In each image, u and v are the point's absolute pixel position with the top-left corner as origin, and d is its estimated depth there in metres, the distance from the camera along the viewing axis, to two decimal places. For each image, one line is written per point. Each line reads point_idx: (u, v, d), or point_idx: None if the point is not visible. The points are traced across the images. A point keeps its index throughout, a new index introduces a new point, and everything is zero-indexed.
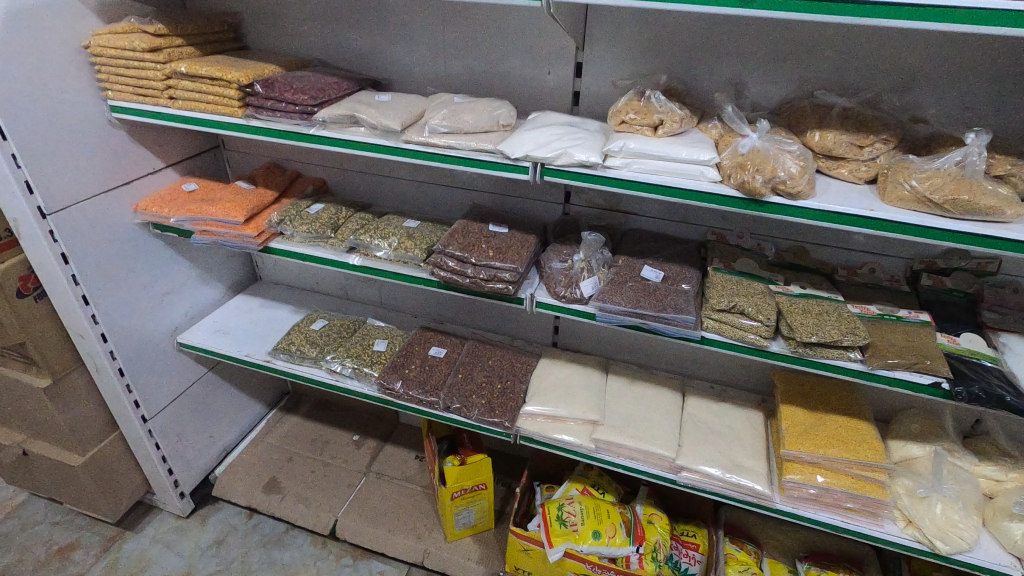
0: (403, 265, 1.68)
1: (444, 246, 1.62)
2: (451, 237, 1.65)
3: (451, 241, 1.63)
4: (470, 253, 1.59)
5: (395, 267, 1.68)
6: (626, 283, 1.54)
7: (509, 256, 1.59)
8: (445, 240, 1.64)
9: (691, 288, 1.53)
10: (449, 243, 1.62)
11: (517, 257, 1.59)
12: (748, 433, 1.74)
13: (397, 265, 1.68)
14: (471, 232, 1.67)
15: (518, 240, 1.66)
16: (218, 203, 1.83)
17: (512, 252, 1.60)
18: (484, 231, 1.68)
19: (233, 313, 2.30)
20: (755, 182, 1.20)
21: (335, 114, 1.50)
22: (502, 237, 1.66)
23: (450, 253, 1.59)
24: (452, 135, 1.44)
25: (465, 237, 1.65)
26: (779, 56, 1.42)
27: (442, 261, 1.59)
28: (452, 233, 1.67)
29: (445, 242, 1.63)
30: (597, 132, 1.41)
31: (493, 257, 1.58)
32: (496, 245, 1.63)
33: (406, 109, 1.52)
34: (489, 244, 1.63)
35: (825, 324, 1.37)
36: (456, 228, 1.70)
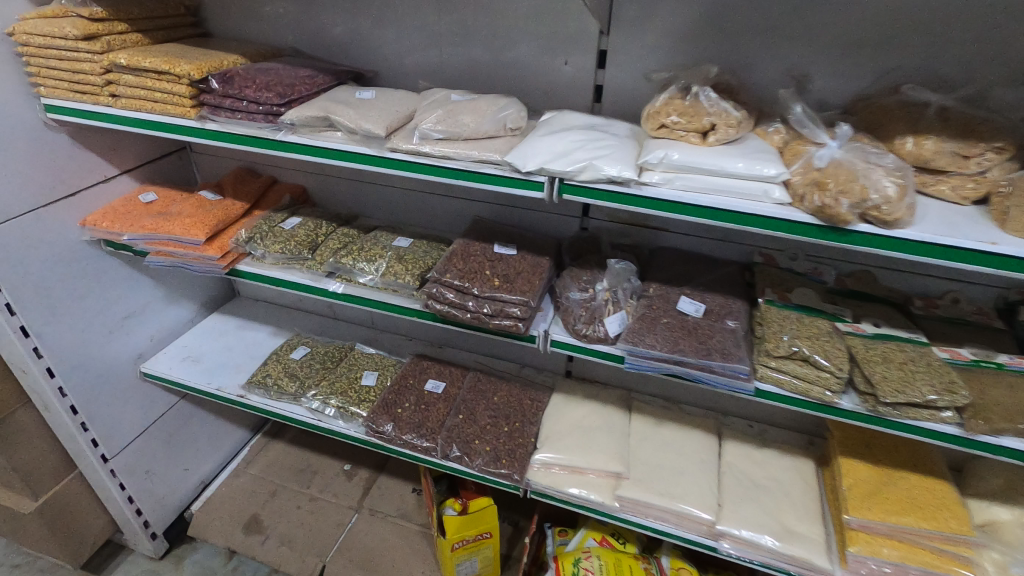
0: (392, 294, 1.42)
1: (441, 273, 1.35)
2: (448, 261, 1.38)
3: (449, 266, 1.37)
4: (471, 282, 1.32)
5: (384, 296, 1.42)
6: (660, 320, 1.27)
7: (519, 286, 1.32)
8: (441, 265, 1.37)
9: (739, 325, 1.26)
10: (446, 270, 1.35)
11: (528, 286, 1.32)
12: (799, 488, 1.48)
13: (385, 294, 1.42)
14: (473, 254, 1.40)
15: (528, 265, 1.39)
16: (176, 218, 1.57)
17: (522, 281, 1.34)
18: (489, 253, 1.41)
19: (205, 336, 2.04)
20: (839, 206, 0.92)
21: (306, 116, 1.23)
22: (509, 261, 1.39)
23: (448, 282, 1.33)
24: (448, 142, 1.16)
25: (465, 261, 1.38)
26: (856, 41, 1.13)
27: (438, 291, 1.33)
28: (449, 255, 1.41)
29: (442, 268, 1.36)
30: (627, 137, 1.14)
31: (499, 287, 1.31)
32: (503, 272, 1.36)
33: (392, 109, 1.25)
34: (495, 270, 1.36)
35: (912, 377, 1.10)
36: (455, 249, 1.43)
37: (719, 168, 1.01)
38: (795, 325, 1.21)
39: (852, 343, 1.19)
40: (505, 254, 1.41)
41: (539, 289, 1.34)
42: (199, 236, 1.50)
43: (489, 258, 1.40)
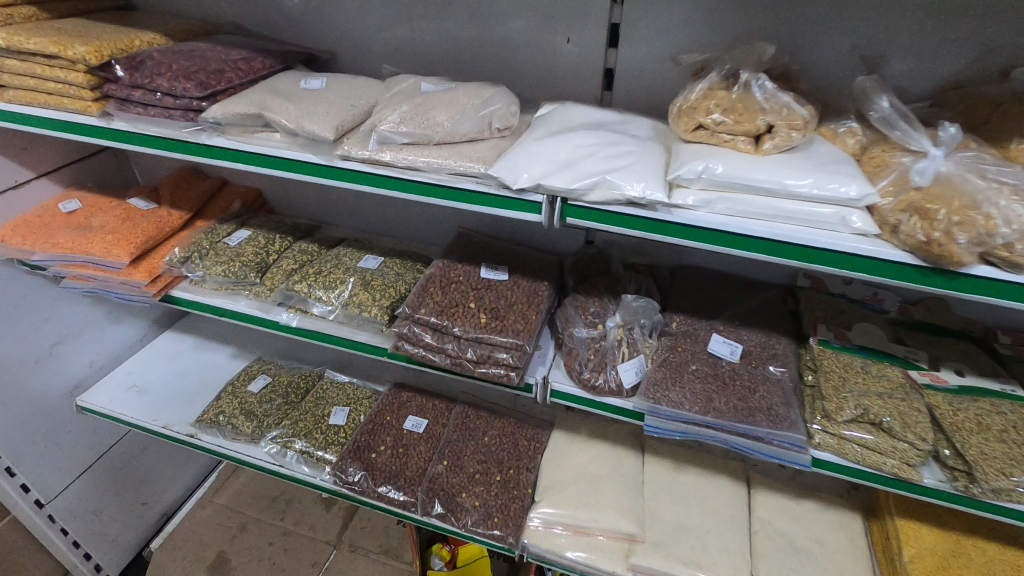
0: (357, 329, 1.16)
1: (414, 306, 1.08)
2: (423, 290, 1.11)
3: (425, 297, 1.10)
4: (452, 319, 1.06)
5: (349, 331, 1.16)
6: (688, 369, 1.02)
7: (512, 324, 1.06)
8: (415, 295, 1.11)
9: (786, 372, 1.01)
10: (421, 302, 1.09)
11: (523, 325, 1.07)
12: (847, 553, 1.25)
13: (349, 330, 1.16)
14: (455, 281, 1.13)
15: (523, 295, 1.12)
16: (96, 233, 1.29)
17: (516, 318, 1.08)
18: (474, 278, 1.14)
19: (154, 359, 1.78)
20: (953, 244, 0.67)
21: (234, 113, 0.95)
22: (500, 289, 1.13)
23: (423, 319, 1.07)
24: (416, 147, 0.89)
25: (445, 292, 1.11)
26: (955, 10, 0.86)
27: (411, 331, 1.06)
28: (425, 283, 1.14)
29: (417, 300, 1.10)
30: (651, 140, 0.87)
31: (487, 326, 1.05)
32: (492, 305, 1.09)
33: (345, 102, 0.97)
34: (482, 302, 1.10)
35: (1016, 451, 0.85)
36: (432, 273, 1.16)
37: (780, 186, 0.74)
38: (860, 378, 0.96)
39: (933, 402, 0.94)
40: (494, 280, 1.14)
41: (537, 326, 1.09)
42: (123, 256, 1.23)
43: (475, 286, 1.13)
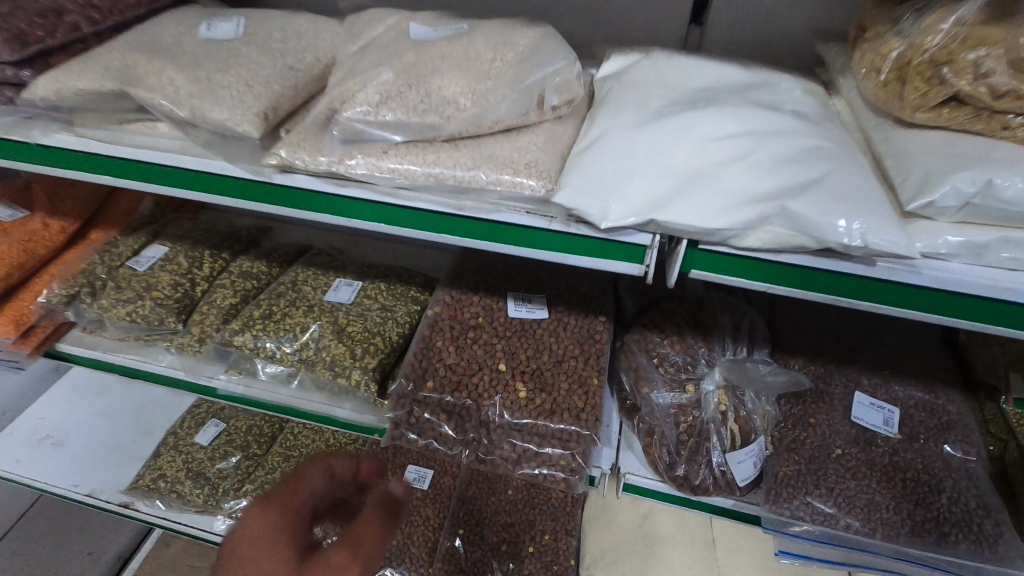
0: (333, 399, 0.80)
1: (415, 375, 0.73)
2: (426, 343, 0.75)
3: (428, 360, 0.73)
4: (481, 399, 0.72)
5: (325, 399, 0.80)
6: (830, 455, 0.69)
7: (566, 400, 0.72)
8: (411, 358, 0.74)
9: (971, 452, 0.69)
10: (423, 372, 0.73)
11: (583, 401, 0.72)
12: None
13: (324, 403, 0.80)
14: (471, 330, 0.76)
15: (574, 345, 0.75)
16: None
17: (569, 388, 0.72)
18: (500, 322, 0.77)
19: (69, 397, 1.38)
20: None
21: (77, 91, 0.54)
22: (539, 338, 0.76)
23: (432, 399, 0.72)
24: (411, 147, 0.50)
25: (456, 352, 0.74)
26: None
27: (421, 420, 0.73)
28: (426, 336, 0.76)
29: (415, 366, 0.73)
30: (827, 121, 0.49)
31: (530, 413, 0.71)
32: (531, 370, 0.73)
33: (277, 64, 0.56)
34: (516, 366, 0.73)
35: None
36: (435, 314, 0.78)
37: None
38: None
39: None
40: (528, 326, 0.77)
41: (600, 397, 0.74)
42: None
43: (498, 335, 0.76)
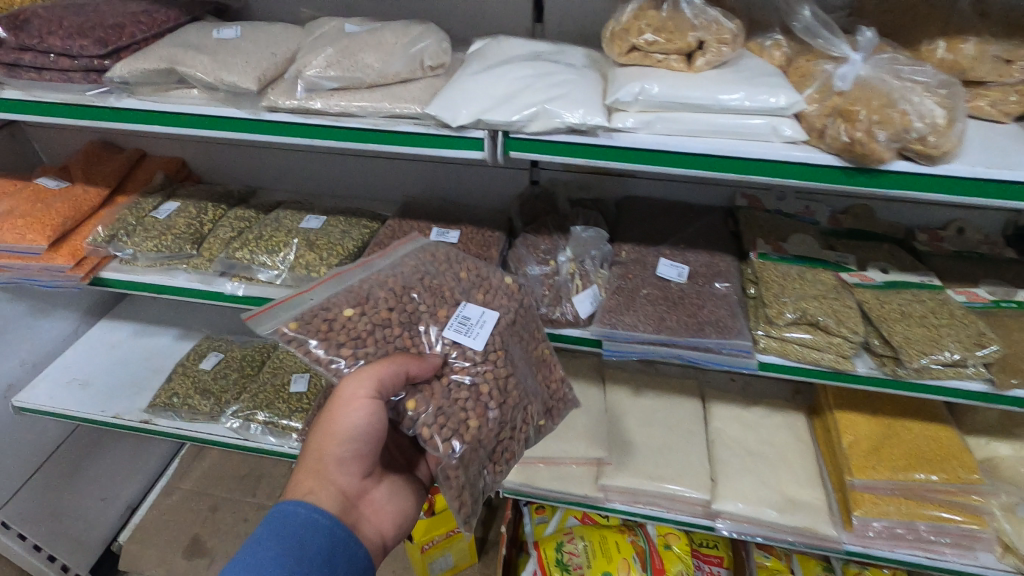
0: (372, 265, 0.93)
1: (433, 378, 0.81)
2: (427, 259, 0.92)
3: (424, 414, 0.79)
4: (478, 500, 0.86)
5: (363, 268, 0.93)
6: (639, 293, 1.05)
7: (557, 395, 0.95)
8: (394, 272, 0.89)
9: (730, 288, 1.06)
10: (411, 416, 0.80)
11: (565, 400, 0.96)
12: (793, 448, 1.36)
13: (339, 289, 0.88)
14: (440, 260, 0.92)
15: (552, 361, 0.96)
16: (4, 221, 1.17)
17: (548, 400, 0.94)
18: (483, 434, 0.81)
19: (90, 352, 1.66)
20: (874, 141, 0.71)
21: (142, 70, 0.88)
22: (516, 322, 0.90)
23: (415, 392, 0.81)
24: (347, 92, 0.86)
25: (451, 406, 0.80)
26: None
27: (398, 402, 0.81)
28: (420, 269, 0.89)
29: (416, 393, 0.80)
30: (586, 68, 0.87)
31: (498, 466, 0.87)
32: (515, 413, 0.85)
33: (265, 51, 0.91)
34: (506, 398, 0.83)
35: (936, 333, 0.94)
36: (400, 290, 0.85)
37: (714, 102, 0.76)
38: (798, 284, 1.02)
39: (864, 298, 1.01)
40: (481, 294, 0.89)
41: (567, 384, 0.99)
42: (40, 240, 1.14)
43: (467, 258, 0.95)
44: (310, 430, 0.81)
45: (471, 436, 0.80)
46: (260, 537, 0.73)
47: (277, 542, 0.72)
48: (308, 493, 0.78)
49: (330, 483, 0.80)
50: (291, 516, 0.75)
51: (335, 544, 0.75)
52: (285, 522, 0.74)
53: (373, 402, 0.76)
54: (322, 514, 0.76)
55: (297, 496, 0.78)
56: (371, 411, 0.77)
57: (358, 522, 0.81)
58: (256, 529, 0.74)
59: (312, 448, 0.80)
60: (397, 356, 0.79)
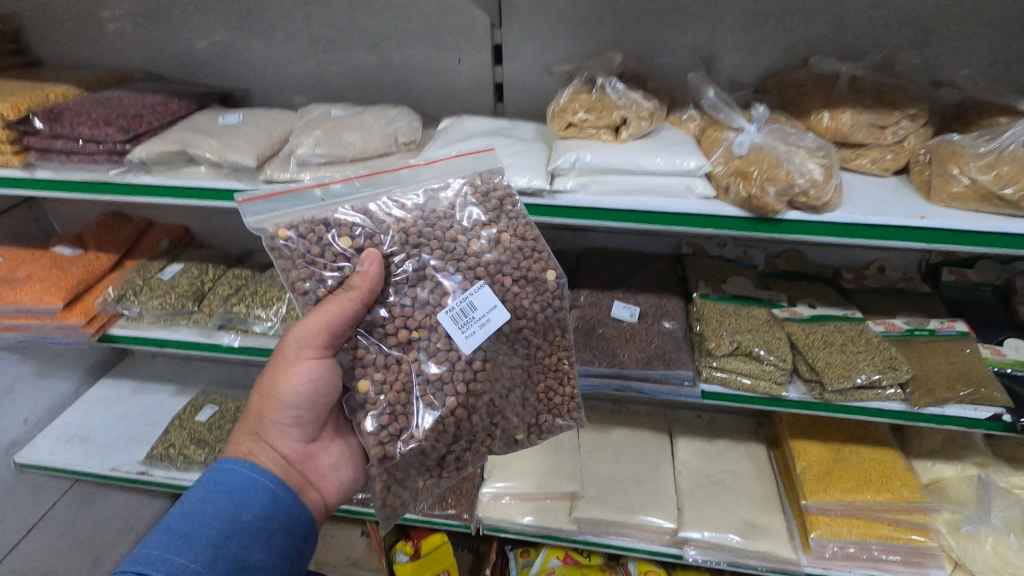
0: (415, 176, 0.91)
1: (403, 370, 0.83)
2: (464, 193, 0.89)
3: (368, 419, 0.83)
4: (419, 495, 0.92)
5: (409, 175, 0.91)
6: (596, 333, 1.18)
7: (557, 409, 0.95)
8: (427, 210, 0.87)
9: (676, 326, 1.19)
10: (365, 415, 0.83)
11: (564, 415, 0.96)
12: (753, 476, 1.45)
13: (370, 192, 0.88)
14: (481, 199, 0.89)
15: (561, 372, 0.95)
16: (24, 284, 1.29)
17: (543, 412, 0.94)
18: (427, 450, 0.84)
19: (91, 408, 1.75)
20: (766, 196, 0.85)
21: (159, 152, 1.04)
22: (521, 331, 0.88)
23: (391, 364, 0.83)
24: (332, 165, 1.02)
25: (409, 412, 0.83)
26: (758, 15, 1.07)
27: (379, 355, 0.83)
28: (448, 214, 0.87)
29: (369, 329, 0.84)
30: (535, 141, 1.03)
31: (443, 474, 0.90)
32: (476, 429, 0.87)
33: (264, 133, 1.08)
34: (468, 417, 0.85)
35: (854, 360, 1.07)
36: (417, 270, 0.84)
37: (636, 167, 0.92)
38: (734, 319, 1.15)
39: (791, 330, 1.15)
40: (504, 287, 0.86)
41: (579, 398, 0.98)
42: (56, 301, 1.26)
43: (511, 199, 0.90)
44: (257, 390, 0.89)
45: (416, 446, 0.83)
46: (204, 495, 0.78)
47: (217, 500, 0.78)
48: (247, 454, 0.84)
49: (272, 449, 0.86)
50: (234, 475, 0.81)
51: (274, 508, 0.80)
52: (229, 482, 0.80)
53: (311, 357, 0.84)
54: (261, 475, 0.82)
55: (234, 455, 0.84)
56: (310, 365, 0.84)
57: (301, 489, 0.87)
58: (202, 478, 0.81)
59: (253, 412, 0.88)
60: (358, 278, 0.80)
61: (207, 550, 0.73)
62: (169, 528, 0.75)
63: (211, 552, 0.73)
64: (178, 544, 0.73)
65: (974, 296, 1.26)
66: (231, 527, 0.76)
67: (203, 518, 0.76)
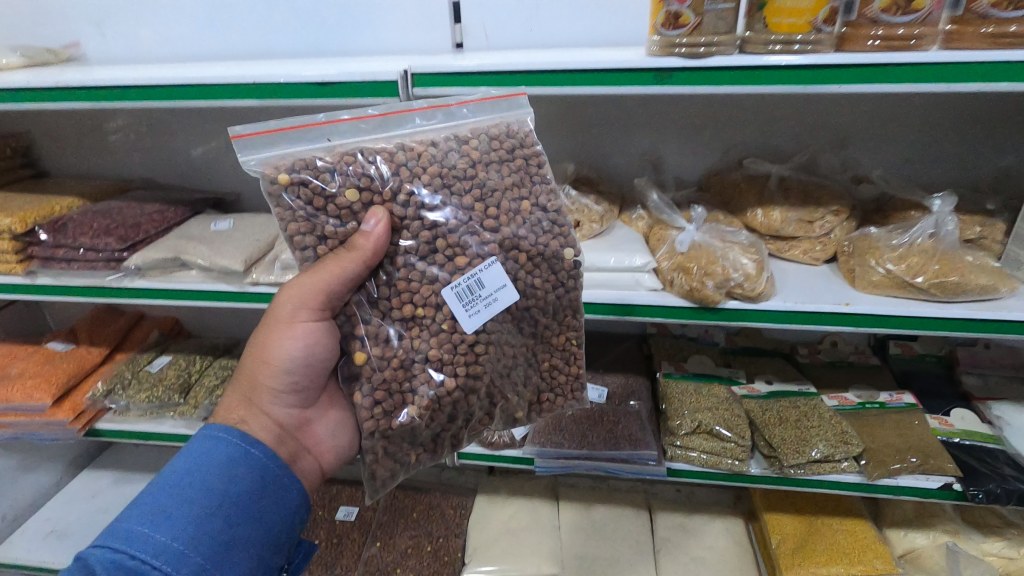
0: (434, 117, 0.81)
1: (400, 350, 0.76)
2: (486, 147, 0.79)
3: (362, 392, 0.78)
4: (413, 469, 0.86)
5: (427, 114, 0.81)
6: (566, 413, 1.24)
7: (563, 388, 0.88)
8: (443, 159, 0.78)
9: (642, 404, 1.25)
10: (359, 387, 0.79)
11: (568, 396, 0.89)
12: (732, 552, 1.46)
13: (378, 133, 0.79)
14: (503, 156, 0.80)
15: (569, 350, 0.87)
16: (16, 381, 1.34)
17: (546, 390, 0.87)
18: (421, 429, 0.79)
19: (70, 502, 1.74)
20: (706, 289, 0.94)
21: (154, 258, 1.13)
22: (528, 310, 0.80)
23: (389, 345, 0.77)
24: None
25: (406, 388, 0.77)
26: (695, 125, 1.21)
27: (378, 327, 0.77)
28: (470, 173, 0.77)
29: (372, 293, 0.77)
30: None
31: (437, 450, 0.85)
32: (473, 410, 0.81)
33: (251, 238, 1.17)
34: (465, 397, 0.79)
35: (808, 434, 1.13)
36: (429, 242, 0.75)
37: (589, 265, 1.02)
38: (694, 398, 1.22)
39: (749, 407, 1.21)
40: (518, 263, 0.78)
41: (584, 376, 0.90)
42: (46, 397, 1.30)
43: (539, 160, 0.82)
44: (250, 351, 0.83)
45: (408, 423, 0.78)
46: (184, 468, 0.71)
47: (205, 471, 0.71)
48: (238, 421, 0.77)
49: (264, 415, 0.80)
50: (222, 446, 0.73)
51: (262, 484, 0.74)
52: (214, 452, 0.73)
53: (307, 319, 0.78)
54: (248, 448, 0.74)
55: (224, 420, 0.78)
56: (307, 326, 0.78)
57: (296, 455, 0.82)
58: (189, 445, 0.74)
59: (245, 373, 0.82)
60: (361, 238, 0.73)
61: (189, 529, 0.67)
62: (153, 500, 0.69)
63: (194, 531, 0.67)
64: (161, 521, 0.67)
65: (920, 367, 1.35)
66: (216, 506, 0.70)
67: (187, 494, 0.69)
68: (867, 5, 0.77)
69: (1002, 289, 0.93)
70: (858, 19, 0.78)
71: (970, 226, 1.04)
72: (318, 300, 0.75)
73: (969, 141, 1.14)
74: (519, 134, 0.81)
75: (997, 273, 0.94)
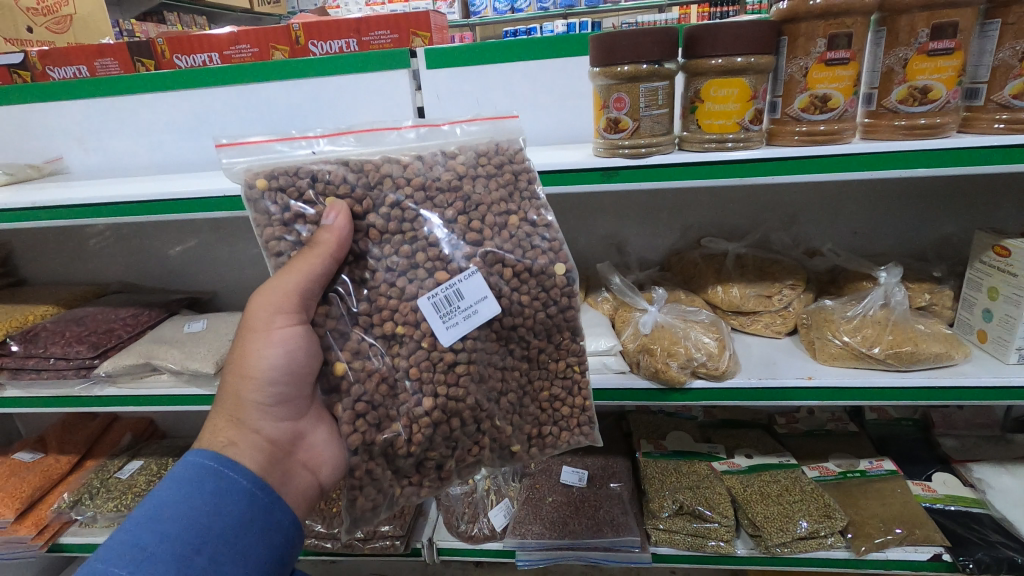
0: (426, 137, 0.79)
1: (382, 367, 0.72)
2: (473, 162, 0.76)
3: (343, 405, 0.72)
4: (397, 505, 0.78)
5: (424, 134, 0.80)
6: (547, 499, 1.22)
7: (567, 422, 0.82)
8: (428, 183, 0.74)
9: (622, 486, 1.24)
10: (341, 399, 0.73)
11: (573, 430, 0.82)
12: None
13: (370, 150, 0.77)
14: (491, 172, 0.77)
15: (570, 379, 0.81)
16: None
17: (547, 424, 0.81)
18: (401, 451, 0.73)
19: None
20: (670, 369, 0.96)
21: (124, 365, 1.13)
22: (516, 331, 0.75)
23: (370, 361, 0.72)
24: None
25: (391, 402, 0.72)
26: (654, 208, 1.27)
27: (357, 342, 0.72)
28: (456, 185, 0.75)
29: (354, 290, 0.73)
30: None
31: (423, 484, 0.77)
32: (459, 437, 0.74)
33: (225, 338, 1.19)
34: (448, 421, 0.73)
35: (792, 510, 1.12)
36: (409, 258, 0.72)
37: None
38: (675, 476, 1.21)
39: (731, 483, 1.20)
40: (503, 279, 0.73)
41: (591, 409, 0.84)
42: (9, 512, 1.26)
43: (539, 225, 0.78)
44: (229, 366, 0.75)
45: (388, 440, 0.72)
46: (163, 500, 0.64)
47: (190, 503, 0.64)
48: (225, 445, 0.70)
49: (253, 433, 0.72)
50: (202, 474, 0.66)
51: (250, 512, 0.66)
52: (196, 479, 0.66)
53: (285, 325, 0.72)
54: (238, 474, 0.68)
55: (211, 444, 0.70)
56: (284, 334, 0.72)
57: (289, 475, 0.74)
58: (167, 477, 0.66)
59: (226, 390, 0.74)
60: (323, 232, 0.69)
61: (173, 567, 0.60)
62: (129, 537, 0.61)
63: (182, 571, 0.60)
64: (138, 564, 0.59)
65: (897, 431, 1.36)
66: (204, 539, 0.62)
67: (168, 531, 0.62)
68: (789, 104, 0.85)
69: (956, 355, 0.95)
70: (782, 117, 0.86)
71: (920, 294, 1.09)
72: (285, 300, 0.71)
73: (910, 214, 1.20)
74: (509, 151, 0.78)
75: (949, 341, 0.97)
